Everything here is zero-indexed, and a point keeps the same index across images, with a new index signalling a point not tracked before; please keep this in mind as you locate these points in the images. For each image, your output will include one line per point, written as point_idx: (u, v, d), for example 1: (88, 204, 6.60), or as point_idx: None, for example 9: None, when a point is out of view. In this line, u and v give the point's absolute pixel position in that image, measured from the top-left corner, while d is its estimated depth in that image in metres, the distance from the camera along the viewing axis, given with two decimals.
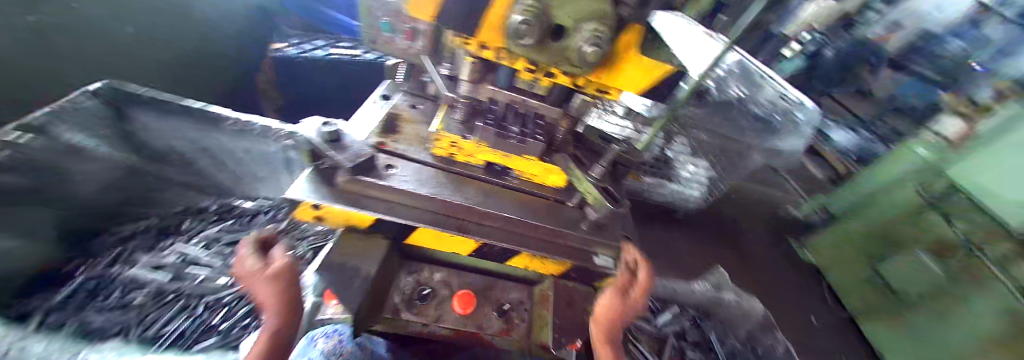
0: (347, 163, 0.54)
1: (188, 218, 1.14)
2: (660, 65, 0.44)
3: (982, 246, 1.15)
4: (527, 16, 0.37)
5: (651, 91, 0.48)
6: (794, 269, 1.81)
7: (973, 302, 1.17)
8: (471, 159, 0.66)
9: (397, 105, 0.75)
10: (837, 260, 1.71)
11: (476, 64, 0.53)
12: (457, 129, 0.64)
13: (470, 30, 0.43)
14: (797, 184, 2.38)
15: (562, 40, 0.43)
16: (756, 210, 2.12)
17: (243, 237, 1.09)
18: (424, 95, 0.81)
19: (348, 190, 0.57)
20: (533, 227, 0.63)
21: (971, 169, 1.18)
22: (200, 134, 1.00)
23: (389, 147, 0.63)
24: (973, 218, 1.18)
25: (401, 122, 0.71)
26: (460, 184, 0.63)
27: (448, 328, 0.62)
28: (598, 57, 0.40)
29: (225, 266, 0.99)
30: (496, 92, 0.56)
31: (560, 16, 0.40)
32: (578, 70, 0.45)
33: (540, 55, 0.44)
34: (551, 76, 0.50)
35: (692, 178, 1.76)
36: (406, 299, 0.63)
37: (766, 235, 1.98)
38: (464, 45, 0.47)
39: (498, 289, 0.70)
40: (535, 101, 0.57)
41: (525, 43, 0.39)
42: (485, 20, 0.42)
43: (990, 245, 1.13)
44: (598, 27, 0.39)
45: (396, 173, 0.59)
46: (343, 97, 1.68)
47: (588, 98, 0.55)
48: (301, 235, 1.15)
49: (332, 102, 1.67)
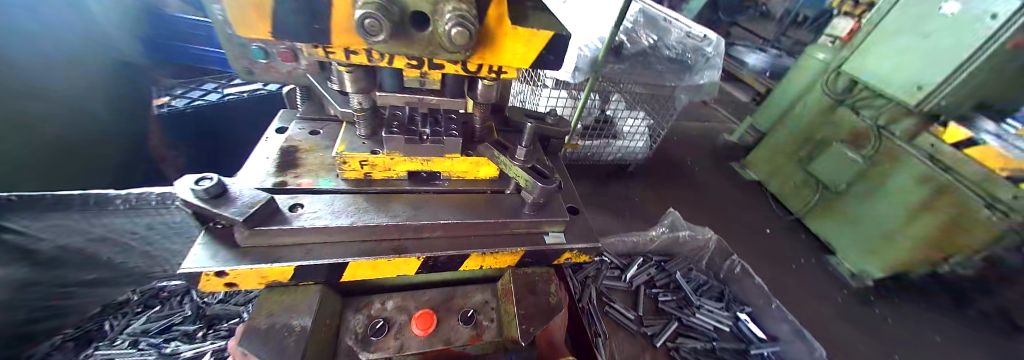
0: (235, 216, 0.46)
1: (110, 316, 0.98)
2: (540, 33, 0.42)
3: (889, 126, 1.32)
4: (369, 10, 0.33)
5: (541, 61, 0.46)
6: (740, 188, 1.96)
7: (890, 176, 1.33)
8: (391, 174, 0.61)
9: (294, 136, 0.68)
10: (772, 170, 1.85)
11: (355, 73, 0.47)
12: (364, 146, 0.58)
13: (321, 37, 0.38)
14: (728, 111, 2.56)
15: (426, 27, 0.39)
16: (698, 144, 2.26)
17: (177, 319, 0.96)
18: (325, 117, 0.74)
19: (252, 245, 0.52)
20: (472, 225, 0.60)
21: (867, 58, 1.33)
22: (88, 222, 0.87)
23: (294, 184, 0.57)
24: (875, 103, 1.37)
25: (301, 153, 0.64)
26: (383, 202, 0.58)
27: (415, 354, 0.57)
28: (467, 38, 0.37)
29: (163, 357, 0.86)
30: (387, 97, 0.51)
31: (414, 2, 0.36)
32: (457, 55, 0.41)
33: (410, 50, 0.40)
34: (438, 67, 0.46)
35: (633, 132, 1.83)
36: (358, 337, 0.58)
37: (711, 164, 2.13)
38: (329, 54, 0.42)
39: (459, 296, 0.66)
40: (434, 98, 0.53)
41: (380, 39, 0.35)
42: (334, 23, 0.37)
43: (895, 123, 1.30)
44: (459, 7, 0.36)
45: (303, 212, 0.53)
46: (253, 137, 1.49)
47: (487, 82, 0.51)
48: (245, 297, 1.02)
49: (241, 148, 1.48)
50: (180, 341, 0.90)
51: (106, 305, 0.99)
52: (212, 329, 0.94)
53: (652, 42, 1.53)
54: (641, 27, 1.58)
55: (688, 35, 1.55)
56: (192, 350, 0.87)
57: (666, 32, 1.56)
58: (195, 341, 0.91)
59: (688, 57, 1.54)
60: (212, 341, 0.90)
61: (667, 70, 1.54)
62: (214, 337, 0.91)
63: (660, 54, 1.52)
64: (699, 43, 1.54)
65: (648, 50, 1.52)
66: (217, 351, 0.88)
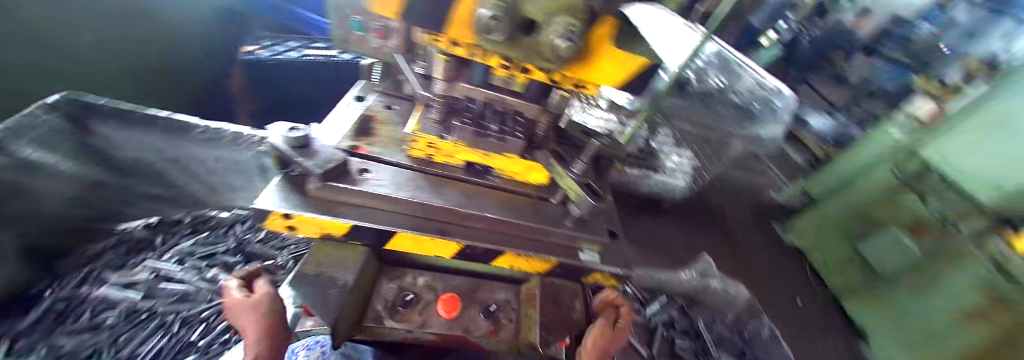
0: (315, 169, 0.52)
1: (161, 232, 1.14)
2: (636, 59, 0.43)
3: (953, 220, 1.26)
4: (494, 11, 0.35)
5: (627, 84, 0.47)
6: (778, 252, 1.92)
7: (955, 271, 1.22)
8: (450, 160, 0.64)
9: (373, 106, 0.72)
10: (817, 243, 1.81)
11: (448, 61, 0.51)
12: (433, 129, 0.62)
13: (438, 25, 0.41)
14: (779, 170, 2.46)
15: (535, 33, 0.40)
16: (742, 198, 2.18)
17: (221, 249, 1.03)
18: (400, 96, 0.79)
19: (321, 197, 0.55)
20: (517, 225, 0.62)
21: (948, 144, 1.27)
22: (170, 143, 0.97)
23: (365, 150, 0.61)
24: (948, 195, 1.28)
25: (376, 124, 0.68)
26: (440, 185, 0.62)
27: (433, 334, 0.60)
28: (571, 51, 0.38)
29: (201, 279, 0.94)
30: (472, 90, 0.54)
31: (531, 10, 0.37)
32: (554, 65, 0.43)
33: (511, 51, 0.42)
34: (528, 72, 0.48)
35: (677, 168, 1.73)
36: (389, 305, 0.61)
37: (752, 221, 2.06)
38: (434, 42, 0.45)
39: (484, 290, 0.68)
40: (511, 98, 0.56)
41: (494, 38, 0.37)
42: (453, 17, 0.40)
43: (960, 219, 1.24)
44: (572, 21, 0.37)
45: (370, 178, 0.58)
46: (309, 100, 1.64)
47: (565, 95, 0.53)
48: (283, 243, 1.09)
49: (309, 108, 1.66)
50: (219, 270, 0.98)
51: (161, 222, 1.16)
52: (247, 265, 1.01)
53: (720, 86, 1.49)
54: (715, 68, 1.53)
55: None
56: (228, 281, 0.94)
57: None
58: (231, 273, 0.98)
59: None
60: None
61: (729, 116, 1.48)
62: None
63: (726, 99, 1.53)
64: None
65: (714, 93, 1.50)
66: None
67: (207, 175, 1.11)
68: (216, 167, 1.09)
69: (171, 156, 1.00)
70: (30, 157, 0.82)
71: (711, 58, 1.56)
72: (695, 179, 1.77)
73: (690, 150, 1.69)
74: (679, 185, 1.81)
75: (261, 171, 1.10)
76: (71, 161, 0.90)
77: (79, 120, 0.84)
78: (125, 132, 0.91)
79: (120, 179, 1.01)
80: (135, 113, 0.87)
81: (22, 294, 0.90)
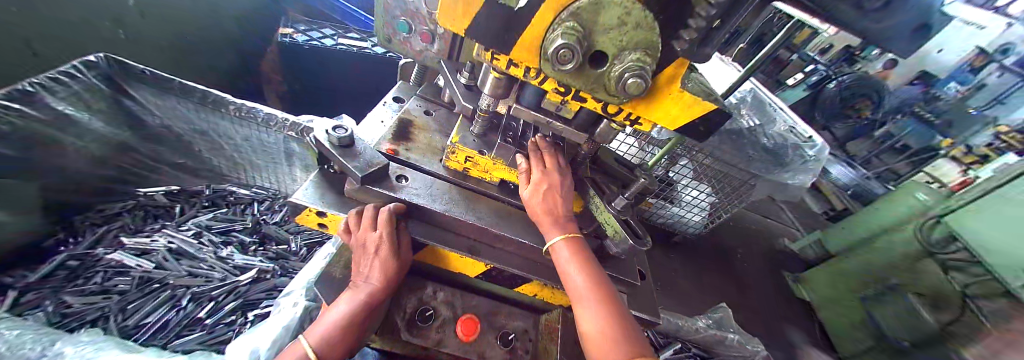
0: (357, 171, 0.49)
1: (180, 202, 1.11)
2: (702, 104, 0.41)
3: (978, 298, 1.20)
4: (568, 41, 0.33)
5: (688, 127, 0.45)
6: (790, 305, 1.86)
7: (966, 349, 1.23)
8: (487, 176, 0.62)
9: (410, 110, 0.72)
10: (828, 298, 1.75)
11: (501, 78, 0.50)
12: (475, 144, 0.60)
13: (503, 45, 0.40)
14: (795, 216, 2.43)
15: (601, 65, 0.39)
16: (757, 240, 2.16)
17: (238, 226, 1.03)
18: (439, 101, 0.78)
19: (356, 198, 0.55)
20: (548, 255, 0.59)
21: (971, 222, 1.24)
22: (200, 115, 1.00)
23: (402, 156, 0.61)
24: (970, 268, 1.24)
25: (414, 129, 0.68)
26: (472, 201, 0.60)
27: (448, 353, 0.58)
28: (639, 89, 0.37)
29: (215, 258, 0.92)
30: (520, 111, 0.53)
31: (603, 42, 0.36)
32: (613, 99, 0.42)
33: (574, 80, 0.41)
34: (593, 100, 0.46)
35: (693, 203, 1.75)
36: (407, 318, 0.58)
37: (764, 266, 2.03)
38: (493, 59, 0.44)
39: (503, 314, 0.65)
40: (559, 124, 0.54)
41: (563, 68, 0.36)
42: (520, 39, 0.39)
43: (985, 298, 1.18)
44: (642, 58, 0.36)
45: (407, 186, 0.56)
46: (329, 86, 1.70)
47: (617, 127, 0.51)
48: (297, 229, 1.08)
49: (318, 90, 1.71)
50: (234, 249, 0.96)
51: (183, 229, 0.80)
52: (262, 247, 1.00)
53: (752, 126, 1.53)
54: (745, 108, 1.60)
55: (791, 130, 1.49)
56: (242, 261, 0.93)
57: (770, 120, 1.53)
58: (246, 253, 0.97)
59: (785, 151, 1.47)
60: (261, 259, 0.96)
61: (759, 157, 1.48)
62: (263, 257, 0.97)
63: (756, 141, 1.51)
64: (801, 141, 1.46)
65: (746, 132, 1.52)
66: (261, 270, 0.92)
67: (232, 152, 1.12)
68: (242, 146, 1.10)
69: (201, 127, 1.03)
70: (64, 112, 0.83)
71: (744, 98, 1.63)
72: (711, 217, 1.77)
73: (707, 186, 1.65)
74: (694, 221, 1.83)
75: (288, 154, 1.10)
76: (102, 119, 0.91)
77: (114, 81, 0.90)
78: (156, 100, 0.96)
79: (147, 142, 1.03)
80: (169, 81, 0.93)
81: (43, 245, 0.90)
